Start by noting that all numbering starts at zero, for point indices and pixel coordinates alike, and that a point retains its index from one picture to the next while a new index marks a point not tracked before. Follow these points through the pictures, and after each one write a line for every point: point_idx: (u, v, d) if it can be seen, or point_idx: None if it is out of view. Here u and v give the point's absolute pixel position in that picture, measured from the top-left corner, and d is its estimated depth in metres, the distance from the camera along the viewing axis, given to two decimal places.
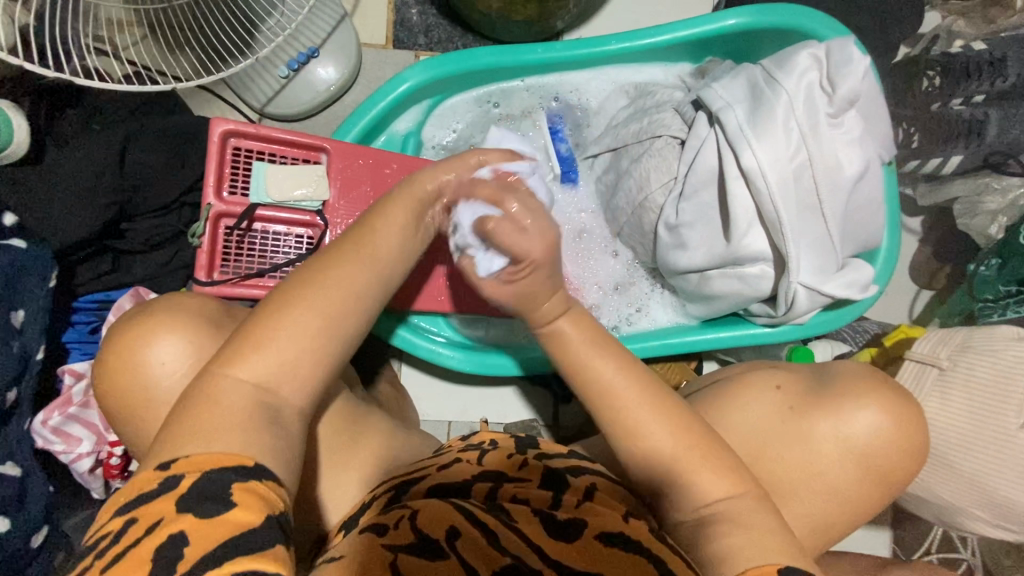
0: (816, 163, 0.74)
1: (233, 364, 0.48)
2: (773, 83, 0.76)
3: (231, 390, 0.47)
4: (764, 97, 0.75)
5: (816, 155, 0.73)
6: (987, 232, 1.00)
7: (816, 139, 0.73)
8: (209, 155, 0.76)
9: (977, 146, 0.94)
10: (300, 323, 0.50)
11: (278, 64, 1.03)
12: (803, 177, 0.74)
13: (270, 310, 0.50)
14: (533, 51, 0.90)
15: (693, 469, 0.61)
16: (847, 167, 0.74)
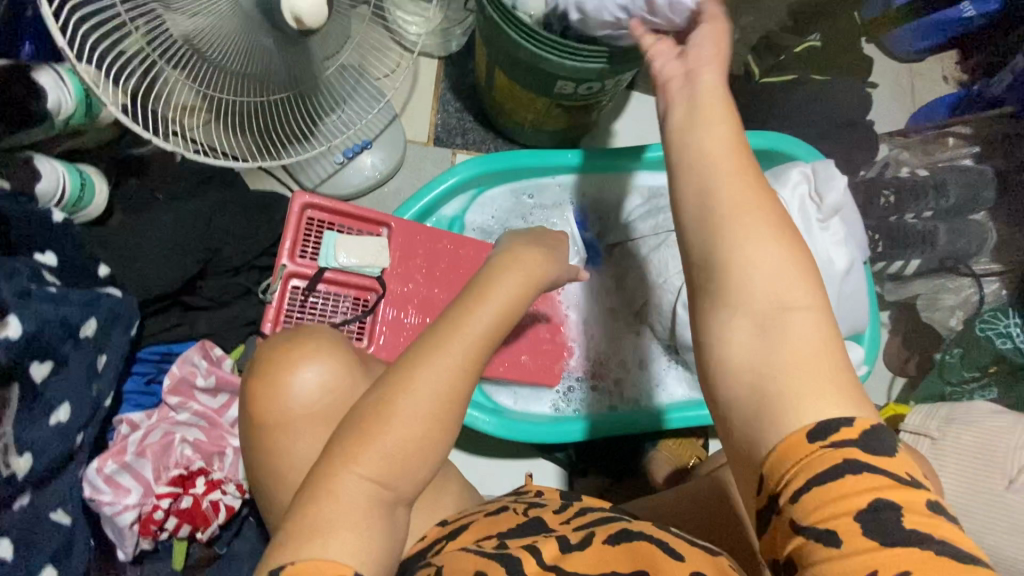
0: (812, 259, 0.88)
1: (353, 462, 0.52)
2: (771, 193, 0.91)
3: (352, 488, 0.51)
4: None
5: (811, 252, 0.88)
6: (948, 324, 1.16)
7: (810, 238, 0.88)
8: (289, 223, 0.85)
9: (931, 252, 1.13)
10: (396, 435, 0.53)
11: (335, 152, 1.16)
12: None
13: (368, 421, 0.54)
14: (565, 155, 1.07)
15: (804, 399, 0.45)
16: (837, 262, 0.88)
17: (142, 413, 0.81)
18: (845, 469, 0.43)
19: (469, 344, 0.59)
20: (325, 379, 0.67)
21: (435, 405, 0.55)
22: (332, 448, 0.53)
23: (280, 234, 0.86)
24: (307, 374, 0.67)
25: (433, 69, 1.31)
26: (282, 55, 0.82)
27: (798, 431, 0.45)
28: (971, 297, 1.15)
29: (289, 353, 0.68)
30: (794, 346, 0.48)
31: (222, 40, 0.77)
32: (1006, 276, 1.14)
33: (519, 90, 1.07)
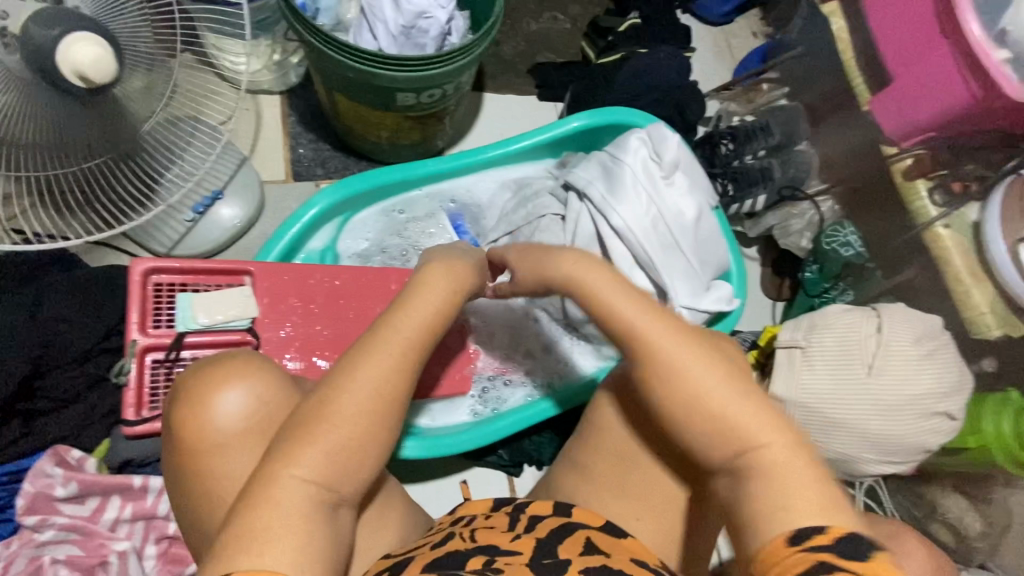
0: (665, 214, 0.95)
1: (292, 464, 0.49)
2: (618, 161, 0.98)
3: (291, 490, 0.48)
4: (615, 173, 0.97)
5: (662, 208, 0.95)
6: (801, 245, 1.27)
7: (658, 196, 0.96)
8: (129, 296, 0.79)
9: (771, 185, 1.25)
10: (336, 440, 0.51)
11: (182, 210, 1.09)
12: (660, 226, 0.95)
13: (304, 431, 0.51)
14: (425, 165, 1.08)
15: (785, 484, 0.50)
16: (686, 212, 0.96)
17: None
18: (820, 562, 0.45)
19: (405, 347, 0.56)
20: (259, 397, 0.56)
21: (376, 405, 0.53)
22: (270, 452, 0.50)
23: (124, 310, 0.79)
24: (239, 390, 0.56)
25: (276, 106, 1.26)
26: (91, 111, 0.75)
27: (777, 532, 0.48)
28: (814, 218, 1.26)
29: (227, 366, 0.57)
30: (729, 409, 0.54)
31: (17, 111, 0.70)
32: (836, 192, 1.25)
33: (362, 111, 1.07)
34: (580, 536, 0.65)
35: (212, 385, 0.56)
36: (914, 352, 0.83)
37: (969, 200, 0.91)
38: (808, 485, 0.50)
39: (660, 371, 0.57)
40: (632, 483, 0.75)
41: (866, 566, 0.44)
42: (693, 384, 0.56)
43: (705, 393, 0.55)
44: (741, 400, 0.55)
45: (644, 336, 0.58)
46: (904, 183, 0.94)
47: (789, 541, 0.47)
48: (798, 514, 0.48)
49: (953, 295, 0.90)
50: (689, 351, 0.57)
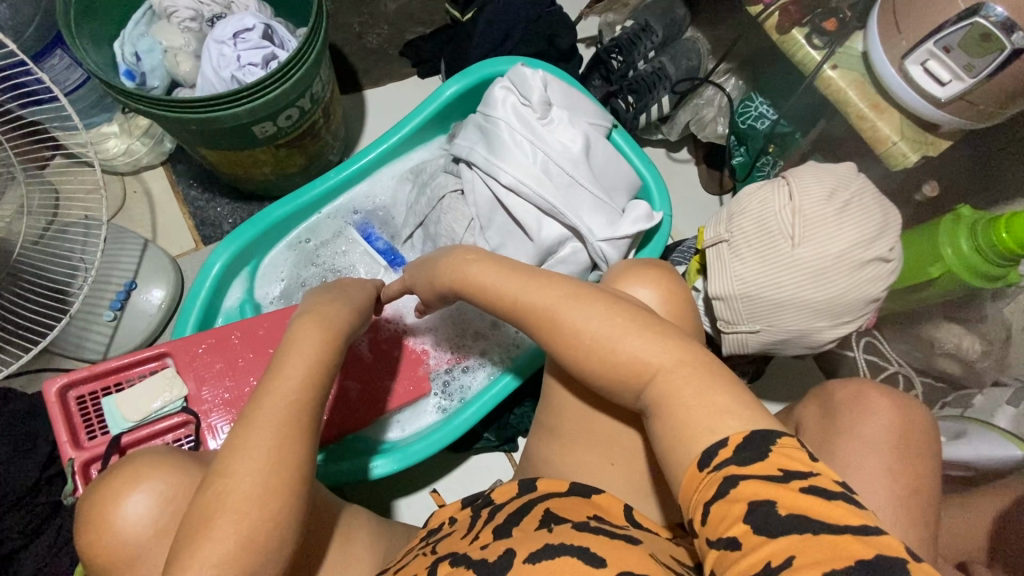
0: (553, 154, 0.92)
1: (188, 565, 0.51)
2: (490, 119, 0.94)
3: None
4: (491, 131, 0.93)
5: (548, 150, 0.92)
6: (719, 132, 1.23)
7: (540, 139, 0.92)
8: (52, 418, 0.78)
9: (669, 84, 1.19)
10: (234, 526, 0.52)
11: (101, 311, 1.08)
12: (551, 169, 0.92)
13: (207, 503, 0.54)
14: (313, 187, 1.04)
15: (677, 387, 0.56)
16: (573, 144, 0.93)
17: None
18: (725, 478, 0.49)
19: (287, 404, 0.59)
20: (163, 496, 0.60)
21: (272, 462, 0.55)
22: (172, 555, 0.53)
23: (53, 432, 0.79)
24: (143, 495, 0.60)
25: (161, 177, 1.23)
26: None
27: (689, 461, 0.52)
28: (723, 102, 1.21)
29: (129, 475, 0.62)
30: (620, 347, 0.60)
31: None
32: (735, 70, 1.21)
33: (233, 155, 1.03)
34: (540, 510, 0.67)
35: (119, 494, 0.61)
36: (830, 208, 0.80)
37: (852, 31, 0.87)
38: (697, 383, 0.56)
39: (557, 333, 0.64)
40: (593, 435, 0.76)
41: (768, 463, 0.48)
42: (583, 337, 0.62)
43: (593, 341, 0.61)
44: (631, 335, 0.60)
45: (539, 310, 0.65)
46: (780, 37, 0.92)
47: (700, 466, 0.51)
48: (702, 437, 0.52)
49: (863, 134, 0.87)
50: (575, 307, 0.63)
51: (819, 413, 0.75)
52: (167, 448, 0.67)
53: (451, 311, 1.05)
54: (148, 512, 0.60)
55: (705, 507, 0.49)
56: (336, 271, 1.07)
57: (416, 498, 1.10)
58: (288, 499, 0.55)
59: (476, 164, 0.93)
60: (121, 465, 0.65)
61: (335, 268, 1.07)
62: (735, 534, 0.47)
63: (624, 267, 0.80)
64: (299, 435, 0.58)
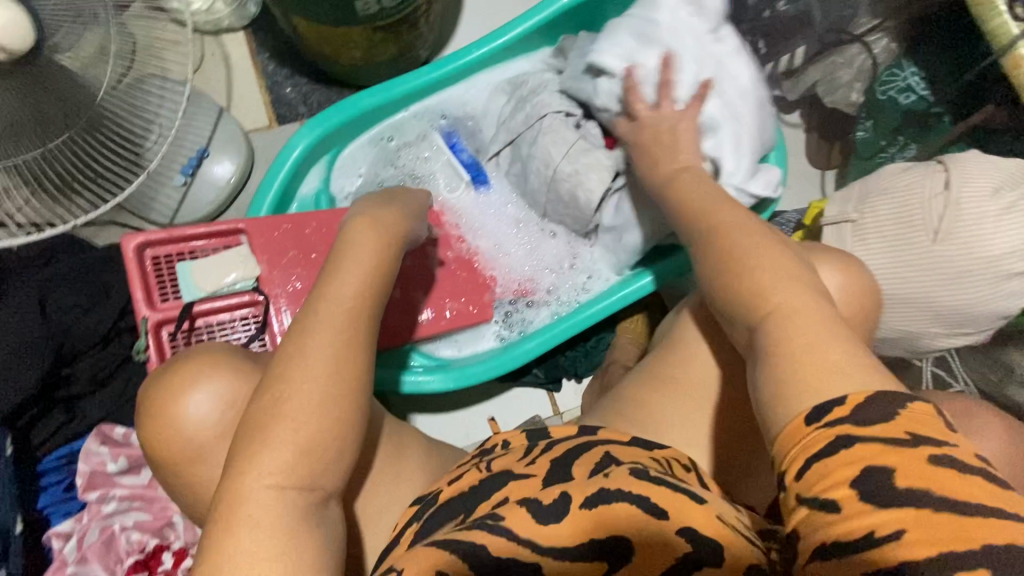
0: (703, 83, 0.85)
1: (263, 443, 0.50)
2: (656, 28, 0.89)
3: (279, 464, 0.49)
4: (652, 40, 0.88)
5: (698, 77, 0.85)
6: (850, 100, 1.09)
7: (693, 64, 0.85)
8: (129, 273, 0.77)
9: (811, 33, 1.06)
10: (302, 410, 0.52)
11: (172, 175, 1.05)
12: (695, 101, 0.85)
13: (269, 381, 0.53)
14: (406, 81, 0.97)
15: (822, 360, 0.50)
16: (725, 79, 0.86)
17: (70, 520, 0.73)
18: (839, 438, 0.44)
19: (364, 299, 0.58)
20: (222, 404, 0.59)
21: (340, 345, 0.54)
22: (244, 433, 0.52)
23: (127, 287, 0.78)
24: (202, 400, 0.59)
25: (241, 43, 1.16)
26: (38, 83, 0.73)
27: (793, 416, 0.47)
28: (866, 64, 1.06)
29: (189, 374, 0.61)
30: (753, 312, 0.55)
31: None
32: (892, 29, 1.05)
33: (326, 31, 0.95)
34: (601, 453, 0.63)
35: (178, 396, 0.59)
36: (989, 206, 0.70)
37: None
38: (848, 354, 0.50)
39: None
40: (673, 392, 0.73)
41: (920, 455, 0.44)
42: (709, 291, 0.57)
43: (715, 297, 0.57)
44: (767, 301, 0.54)
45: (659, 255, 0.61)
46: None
47: (823, 437, 0.47)
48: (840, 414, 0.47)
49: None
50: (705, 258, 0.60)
51: None
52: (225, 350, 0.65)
53: (562, 211, 0.96)
54: (209, 417, 0.59)
55: (801, 465, 0.45)
56: (415, 175, 1.01)
57: (453, 419, 1.11)
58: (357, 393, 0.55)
59: (626, 70, 0.88)
60: (175, 364, 0.62)
61: (413, 173, 1.01)
62: (836, 496, 0.43)
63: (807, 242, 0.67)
64: (357, 334, 0.56)
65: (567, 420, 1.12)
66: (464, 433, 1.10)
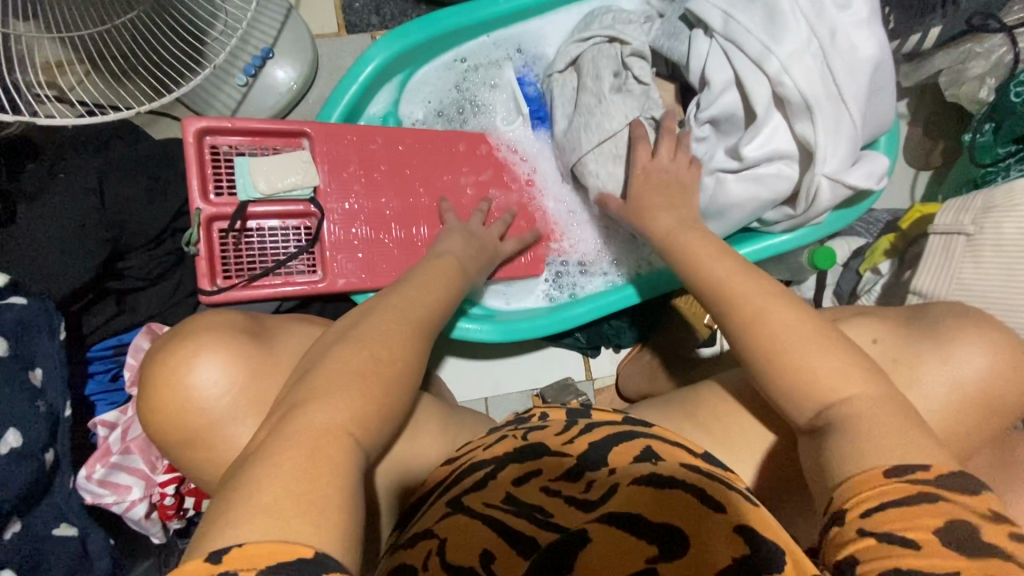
0: (832, 46, 0.73)
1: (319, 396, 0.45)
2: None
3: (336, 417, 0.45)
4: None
5: (830, 39, 0.73)
6: (978, 97, 0.99)
7: (826, 23, 0.73)
8: (186, 157, 0.73)
9: (954, 13, 0.94)
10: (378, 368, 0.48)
11: (234, 72, 0.99)
12: (820, 65, 0.73)
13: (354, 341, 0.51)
14: (494, 3, 0.88)
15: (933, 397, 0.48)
16: (863, 48, 0.73)
17: (113, 411, 0.72)
18: (922, 492, 0.42)
19: None
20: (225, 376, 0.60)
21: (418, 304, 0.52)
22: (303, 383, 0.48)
23: (184, 173, 0.75)
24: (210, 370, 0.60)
25: None
26: None
27: (867, 467, 0.45)
28: (1007, 58, 0.94)
29: (165, 367, 0.61)
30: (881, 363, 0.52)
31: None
32: None
33: None
34: (641, 441, 0.57)
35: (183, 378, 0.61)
36: None
37: None
38: None
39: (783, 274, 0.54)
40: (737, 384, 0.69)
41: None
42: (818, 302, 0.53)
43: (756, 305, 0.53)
44: None
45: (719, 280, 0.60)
46: None
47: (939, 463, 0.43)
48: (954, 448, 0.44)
49: None
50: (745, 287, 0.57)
51: (991, 456, 0.67)
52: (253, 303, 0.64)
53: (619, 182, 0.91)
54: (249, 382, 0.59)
55: (876, 507, 0.43)
56: (476, 105, 0.94)
57: (485, 366, 1.09)
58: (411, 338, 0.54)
59: (723, 28, 0.77)
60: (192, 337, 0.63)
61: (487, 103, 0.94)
62: (911, 535, 0.41)
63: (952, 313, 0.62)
64: None
65: (598, 386, 1.11)
66: (494, 383, 1.09)
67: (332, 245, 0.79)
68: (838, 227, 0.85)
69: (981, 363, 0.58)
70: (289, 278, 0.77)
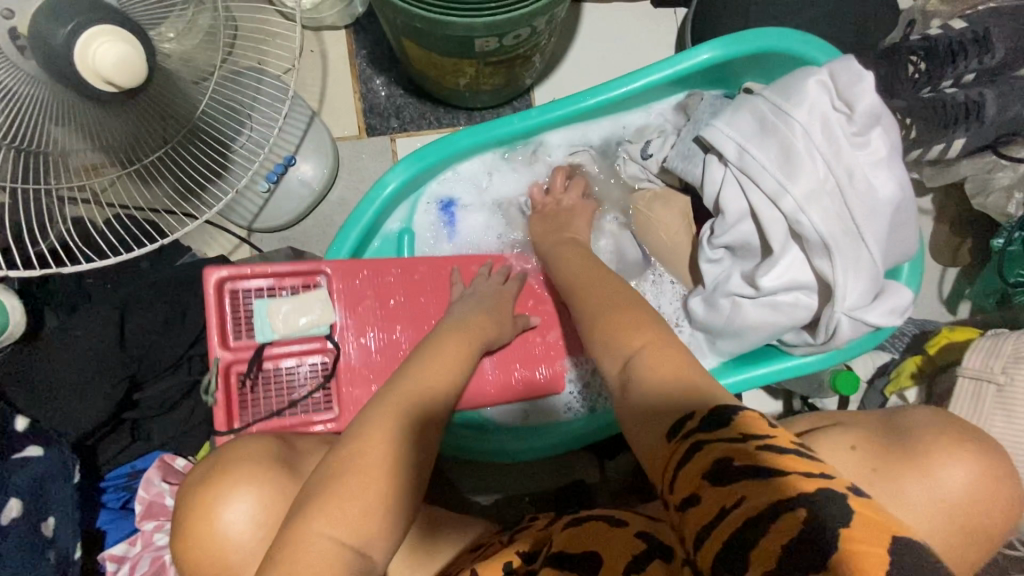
0: (850, 186, 0.72)
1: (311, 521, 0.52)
2: (782, 115, 0.75)
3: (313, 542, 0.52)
4: (777, 128, 0.75)
5: (847, 179, 0.72)
6: (1005, 210, 0.95)
7: (842, 161, 0.72)
8: (207, 306, 0.75)
9: (978, 127, 0.92)
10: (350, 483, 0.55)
11: (257, 179, 1.03)
12: (838, 205, 0.72)
13: (347, 485, 0.54)
14: (511, 123, 0.89)
15: None
16: (880, 187, 0.72)
17: (123, 542, 0.73)
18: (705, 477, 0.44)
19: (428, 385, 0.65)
20: (256, 516, 0.63)
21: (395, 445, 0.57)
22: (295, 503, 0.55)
23: (204, 323, 0.77)
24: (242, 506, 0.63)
25: (342, 44, 1.11)
26: (148, 106, 0.62)
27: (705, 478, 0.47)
28: None
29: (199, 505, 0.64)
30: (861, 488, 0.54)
31: (87, 133, 0.61)
32: None
33: (436, 59, 0.87)
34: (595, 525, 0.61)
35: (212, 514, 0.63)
36: None
37: None
38: None
39: None
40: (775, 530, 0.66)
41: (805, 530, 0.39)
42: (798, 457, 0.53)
43: None
44: None
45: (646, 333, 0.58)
46: None
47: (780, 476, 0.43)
48: None
49: None
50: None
51: None
52: (259, 451, 0.67)
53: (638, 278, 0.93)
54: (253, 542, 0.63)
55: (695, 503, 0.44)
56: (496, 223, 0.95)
57: None
58: (394, 493, 0.55)
59: (738, 159, 0.76)
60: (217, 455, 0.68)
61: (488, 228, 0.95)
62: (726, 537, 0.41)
63: (930, 425, 0.63)
64: None
65: None
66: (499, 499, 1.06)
67: (348, 379, 0.80)
68: (862, 352, 0.81)
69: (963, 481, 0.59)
70: (302, 417, 0.78)
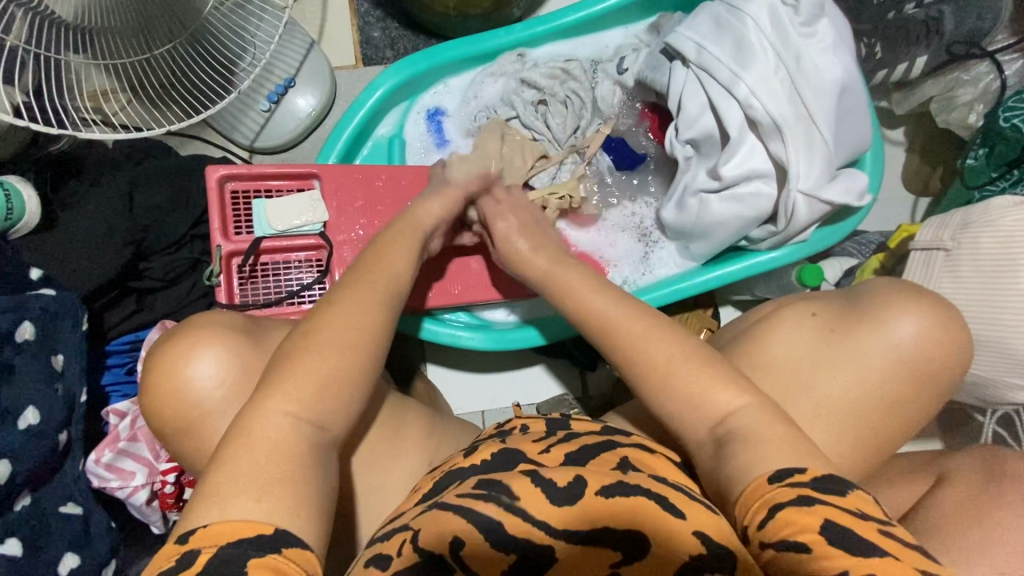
0: (800, 72, 0.77)
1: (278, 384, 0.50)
2: (736, 12, 0.80)
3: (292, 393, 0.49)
4: (731, 23, 0.80)
5: (797, 67, 0.78)
6: (967, 122, 1.01)
7: (791, 50, 0.78)
8: (210, 203, 0.80)
9: (938, 43, 0.96)
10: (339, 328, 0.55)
11: (258, 99, 1.09)
12: (789, 90, 0.78)
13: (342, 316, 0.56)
14: (495, 36, 0.95)
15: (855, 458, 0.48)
16: (828, 72, 0.78)
17: (126, 402, 0.79)
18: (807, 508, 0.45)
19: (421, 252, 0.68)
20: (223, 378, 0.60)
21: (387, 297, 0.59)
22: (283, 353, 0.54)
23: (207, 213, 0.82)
24: (212, 367, 0.60)
25: None
26: None
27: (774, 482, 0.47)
28: (993, 85, 0.97)
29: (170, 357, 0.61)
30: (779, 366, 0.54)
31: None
32: None
33: None
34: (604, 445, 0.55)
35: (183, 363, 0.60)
36: None
37: None
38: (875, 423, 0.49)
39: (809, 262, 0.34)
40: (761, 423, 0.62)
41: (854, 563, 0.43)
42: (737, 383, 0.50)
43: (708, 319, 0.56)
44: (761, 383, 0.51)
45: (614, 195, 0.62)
46: None
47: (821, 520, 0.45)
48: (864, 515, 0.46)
49: None
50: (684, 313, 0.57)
51: (978, 471, 0.67)
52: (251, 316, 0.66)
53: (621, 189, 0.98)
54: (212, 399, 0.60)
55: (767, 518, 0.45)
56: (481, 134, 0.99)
57: (483, 379, 1.11)
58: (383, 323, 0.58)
59: (697, 58, 0.81)
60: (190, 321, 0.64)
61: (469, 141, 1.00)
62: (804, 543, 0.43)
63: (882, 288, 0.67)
64: None
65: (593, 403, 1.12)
66: (480, 419, 1.10)
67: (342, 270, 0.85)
68: (828, 244, 0.86)
69: (904, 332, 0.63)
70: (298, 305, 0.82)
